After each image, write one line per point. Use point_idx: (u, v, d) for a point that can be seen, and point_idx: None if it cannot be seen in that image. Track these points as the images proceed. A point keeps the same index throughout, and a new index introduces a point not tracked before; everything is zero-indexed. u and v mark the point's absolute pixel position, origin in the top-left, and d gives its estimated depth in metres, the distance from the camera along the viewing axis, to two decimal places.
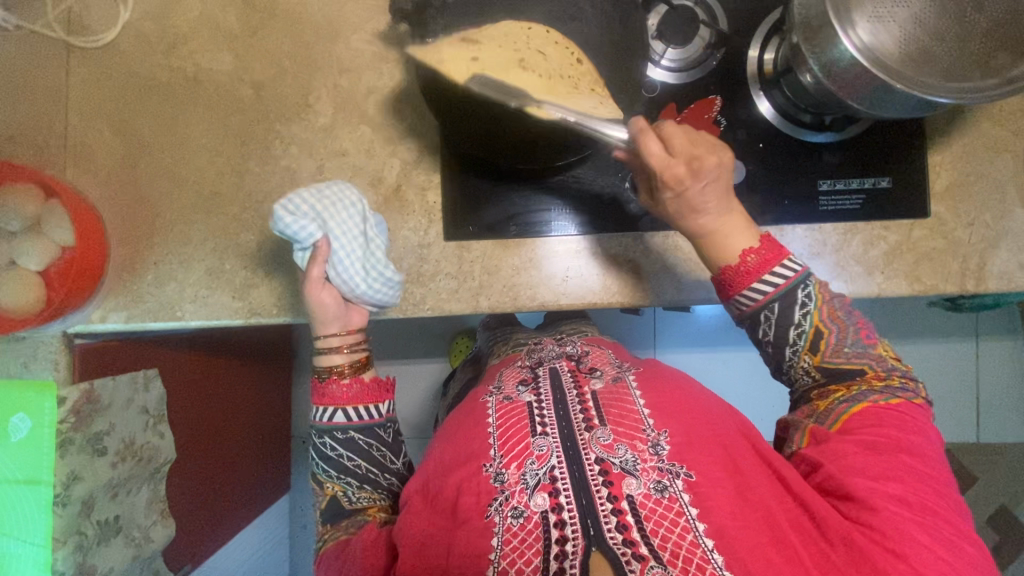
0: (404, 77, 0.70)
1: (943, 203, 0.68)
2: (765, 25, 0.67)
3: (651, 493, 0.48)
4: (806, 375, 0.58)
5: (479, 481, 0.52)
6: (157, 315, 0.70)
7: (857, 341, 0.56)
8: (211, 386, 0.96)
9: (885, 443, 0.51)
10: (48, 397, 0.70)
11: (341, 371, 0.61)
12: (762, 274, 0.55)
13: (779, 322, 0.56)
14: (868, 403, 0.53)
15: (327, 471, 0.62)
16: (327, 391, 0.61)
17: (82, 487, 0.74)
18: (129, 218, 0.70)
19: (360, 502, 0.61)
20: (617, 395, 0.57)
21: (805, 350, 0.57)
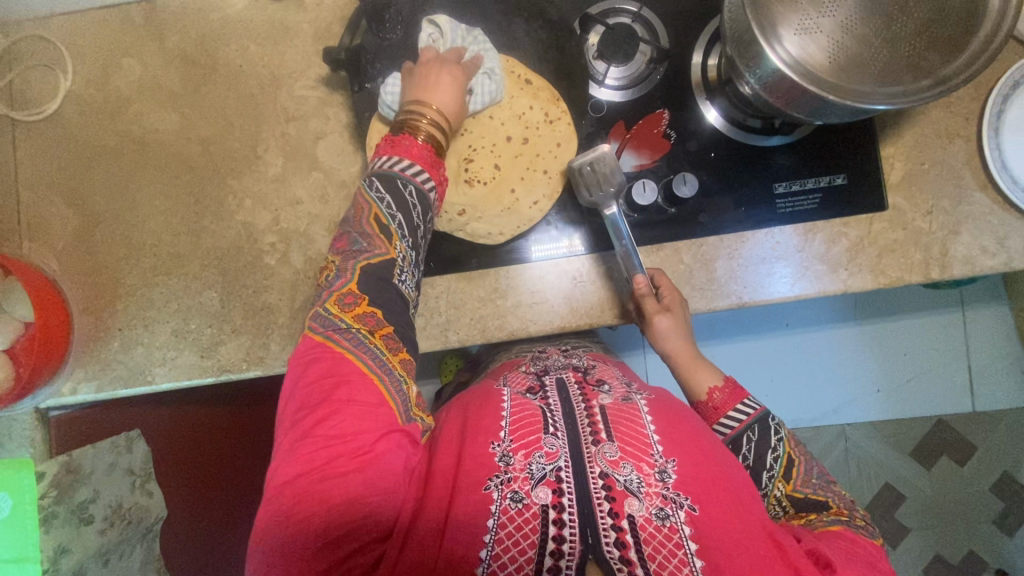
0: (351, 118, 0.69)
1: (900, 194, 0.68)
2: (705, 33, 0.68)
3: (653, 518, 0.48)
4: (778, 508, 0.59)
5: (485, 456, 0.51)
6: (127, 382, 0.70)
7: (824, 477, 0.60)
8: None
9: (863, 557, 0.51)
10: (26, 474, 0.73)
11: (417, 128, 0.60)
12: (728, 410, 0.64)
13: (757, 446, 0.61)
14: (840, 525, 0.54)
15: (392, 219, 0.58)
16: (400, 142, 0.59)
17: (72, 558, 0.77)
18: (89, 287, 0.70)
19: (406, 287, 0.59)
20: (625, 414, 0.56)
21: (778, 477, 0.60)
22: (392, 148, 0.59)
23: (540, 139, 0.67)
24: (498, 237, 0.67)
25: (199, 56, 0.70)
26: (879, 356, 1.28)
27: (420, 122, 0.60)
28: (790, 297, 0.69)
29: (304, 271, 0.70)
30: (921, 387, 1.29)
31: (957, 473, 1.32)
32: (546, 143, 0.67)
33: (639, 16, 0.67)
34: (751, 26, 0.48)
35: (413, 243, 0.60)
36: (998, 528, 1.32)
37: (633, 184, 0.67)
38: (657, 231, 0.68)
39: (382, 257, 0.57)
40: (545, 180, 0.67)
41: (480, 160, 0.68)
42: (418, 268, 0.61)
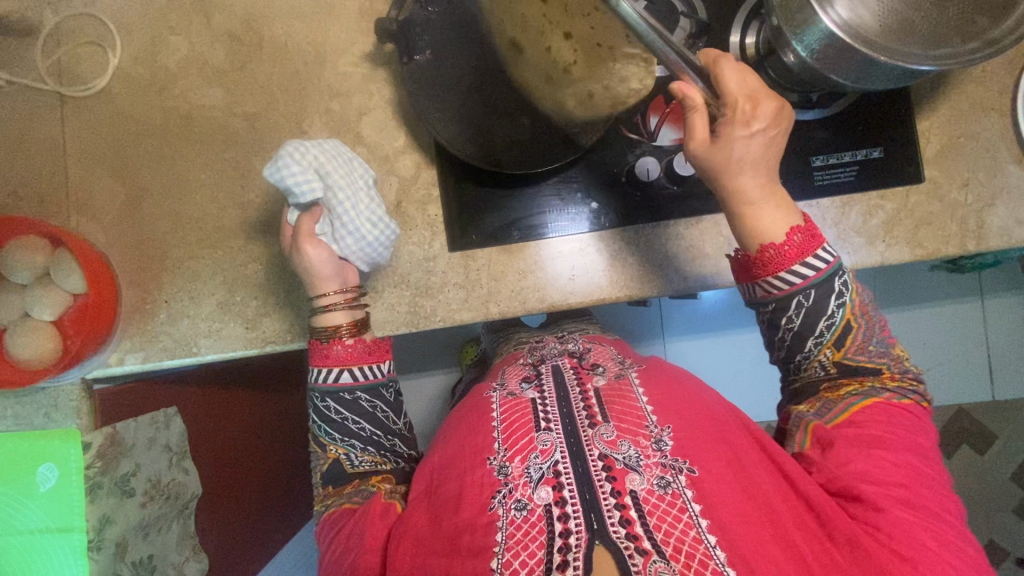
0: (395, 94, 0.71)
1: (936, 166, 0.69)
2: (744, 11, 0.69)
3: (655, 489, 0.49)
4: (821, 367, 0.59)
5: (483, 473, 0.53)
6: (173, 353, 0.71)
7: (882, 342, 0.59)
8: (229, 419, 0.94)
9: (890, 439, 0.53)
10: (73, 445, 0.71)
11: (340, 329, 0.64)
12: (790, 266, 0.56)
13: (812, 309, 0.56)
14: (877, 400, 0.56)
15: (321, 431, 0.65)
16: (330, 352, 0.63)
17: (115, 530, 0.75)
18: (136, 259, 0.71)
19: (364, 465, 0.65)
20: (619, 392, 0.59)
21: (828, 344, 0.58)
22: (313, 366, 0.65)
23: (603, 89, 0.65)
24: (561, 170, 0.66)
25: (244, 34, 0.71)
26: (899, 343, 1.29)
27: (334, 326, 0.64)
28: None
29: None
30: (940, 374, 1.30)
31: (976, 461, 1.33)
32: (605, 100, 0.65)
33: None
34: None
35: (348, 436, 0.64)
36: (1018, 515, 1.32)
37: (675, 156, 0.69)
38: (693, 204, 0.70)
39: (328, 462, 0.66)
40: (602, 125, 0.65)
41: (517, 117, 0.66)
42: (383, 441, 0.65)
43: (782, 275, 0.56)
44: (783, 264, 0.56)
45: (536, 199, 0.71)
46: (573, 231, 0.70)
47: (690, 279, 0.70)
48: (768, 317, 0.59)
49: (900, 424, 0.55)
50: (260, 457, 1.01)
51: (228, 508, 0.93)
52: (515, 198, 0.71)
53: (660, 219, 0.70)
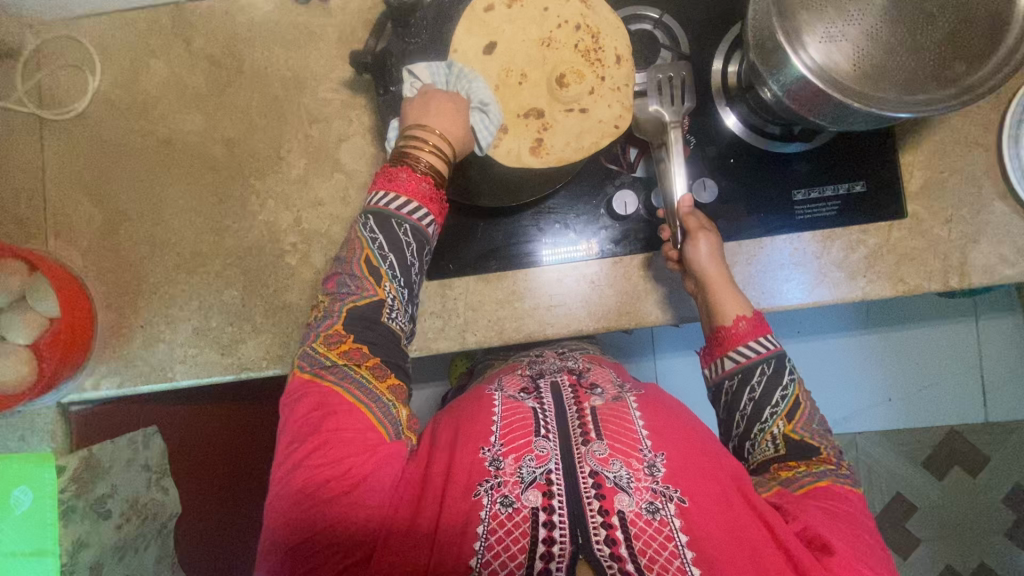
0: (374, 121, 0.70)
1: (919, 201, 0.68)
2: (726, 41, 0.69)
3: (643, 513, 0.48)
4: (772, 443, 0.58)
5: (473, 461, 0.51)
6: (148, 378, 0.71)
7: (822, 426, 0.60)
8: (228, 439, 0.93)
9: (845, 514, 0.52)
10: (48, 468, 0.72)
11: (416, 163, 0.59)
12: (748, 339, 0.60)
13: (770, 380, 0.59)
14: (829, 479, 0.55)
15: (384, 260, 0.58)
16: (396, 177, 0.59)
17: (89, 553, 0.76)
18: (113, 283, 0.71)
19: (396, 324, 0.60)
20: (616, 413, 0.56)
21: (781, 415, 0.58)
22: (378, 186, 0.61)
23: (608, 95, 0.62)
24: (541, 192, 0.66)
25: (224, 58, 0.71)
26: (892, 364, 1.27)
27: (418, 159, 0.59)
28: (808, 303, 0.69)
29: (325, 271, 0.70)
30: (932, 395, 1.28)
31: (969, 484, 1.31)
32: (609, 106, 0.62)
33: (660, 22, 0.69)
34: (776, 33, 0.49)
35: (406, 282, 0.60)
36: (1010, 539, 1.31)
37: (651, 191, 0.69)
38: None
39: (370, 299, 0.58)
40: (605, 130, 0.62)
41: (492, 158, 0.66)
42: (413, 307, 0.62)
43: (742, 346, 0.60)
44: (741, 341, 0.60)
45: (515, 229, 0.70)
46: (551, 261, 0.70)
47: (672, 310, 0.69)
48: (730, 390, 0.61)
49: (854, 504, 0.53)
50: None
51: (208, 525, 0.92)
52: (494, 227, 0.70)
53: (641, 251, 0.69)
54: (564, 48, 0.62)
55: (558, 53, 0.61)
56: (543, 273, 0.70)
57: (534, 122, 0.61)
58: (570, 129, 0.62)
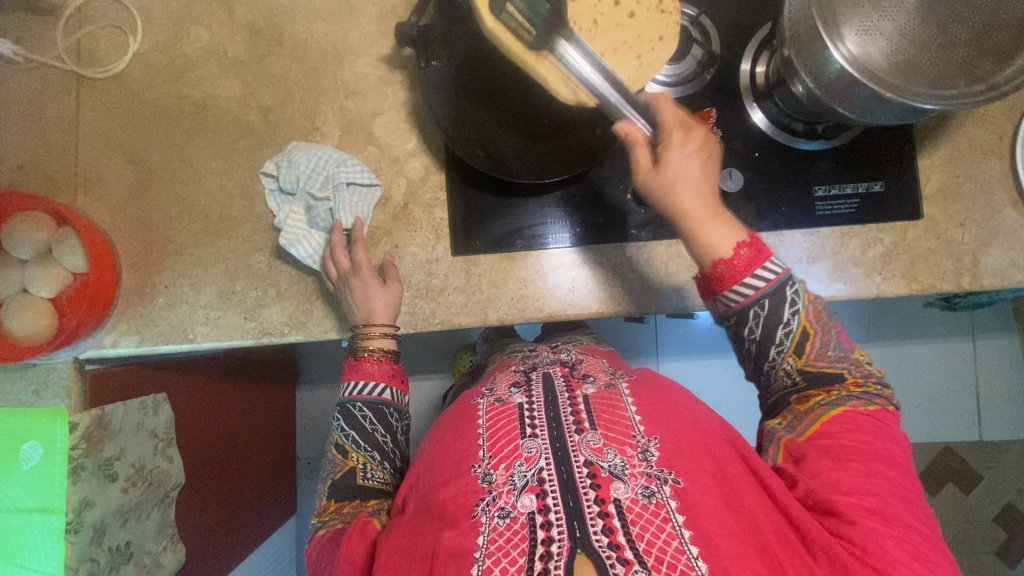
0: (409, 97, 0.72)
1: (934, 204, 0.70)
2: (756, 40, 0.71)
3: (639, 498, 0.48)
4: (788, 377, 0.57)
5: (467, 482, 0.52)
6: (168, 339, 0.71)
7: (840, 345, 0.57)
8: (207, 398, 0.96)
9: (864, 451, 0.52)
10: (60, 424, 0.70)
11: (373, 352, 0.66)
12: (736, 283, 0.54)
13: (769, 319, 0.54)
14: (846, 405, 0.54)
15: (347, 437, 0.62)
16: (360, 368, 0.65)
17: (94, 514, 0.74)
18: (140, 242, 0.71)
19: (375, 482, 0.62)
20: (608, 401, 0.58)
21: (790, 351, 0.56)
22: (345, 376, 0.66)
23: (647, 21, 0.59)
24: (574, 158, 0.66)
25: (265, 28, 0.72)
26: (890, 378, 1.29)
27: (371, 349, 0.66)
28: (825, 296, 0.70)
29: None
30: (929, 411, 1.30)
31: (962, 502, 1.32)
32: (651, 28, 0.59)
33: (696, 19, 0.71)
34: (814, 24, 0.51)
35: (375, 449, 0.63)
36: (999, 557, 1.31)
37: (717, 173, 0.71)
38: None
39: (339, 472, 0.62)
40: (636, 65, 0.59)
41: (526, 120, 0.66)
42: (394, 461, 0.64)
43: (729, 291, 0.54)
44: (737, 278, 0.54)
45: (541, 210, 0.72)
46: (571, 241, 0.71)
47: (690, 296, 0.71)
48: (730, 331, 0.57)
49: (872, 429, 0.53)
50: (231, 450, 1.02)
51: (191, 502, 0.91)
52: (519, 207, 0.72)
53: (662, 237, 0.71)
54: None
55: None
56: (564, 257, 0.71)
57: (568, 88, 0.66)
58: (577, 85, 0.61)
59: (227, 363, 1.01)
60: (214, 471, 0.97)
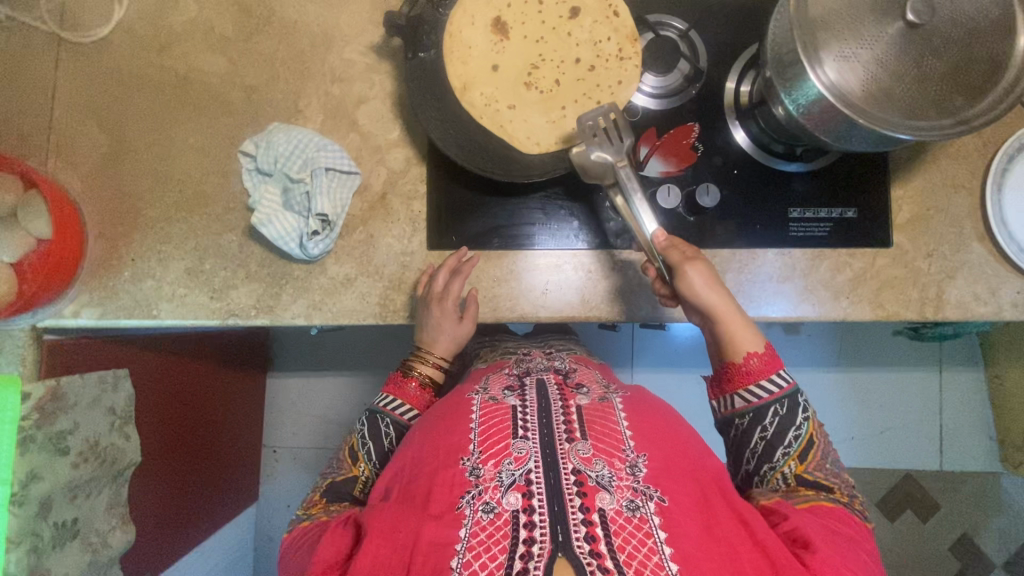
0: (396, 88, 0.72)
1: (904, 233, 0.72)
2: (742, 60, 0.72)
3: (623, 510, 0.48)
4: (781, 482, 0.59)
5: (454, 473, 0.51)
6: (131, 313, 0.70)
7: (835, 465, 0.61)
8: (170, 376, 0.95)
9: (843, 533, 0.53)
10: (12, 392, 0.67)
11: (419, 375, 0.71)
12: (759, 379, 0.59)
13: (785, 420, 0.58)
14: (835, 505, 0.56)
15: (363, 446, 0.66)
16: (404, 388, 0.70)
17: (41, 487, 0.71)
18: (109, 213, 0.70)
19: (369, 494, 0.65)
20: (601, 413, 0.58)
21: (793, 456, 0.59)
22: (386, 388, 0.71)
23: (606, 70, 0.65)
24: (535, 147, 0.64)
25: (255, 6, 0.72)
26: (857, 403, 1.32)
27: (420, 372, 0.71)
28: (792, 317, 0.71)
29: None
30: (893, 438, 1.32)
31: (920, 530, 1.33)
32: (610, 77, 0.65)
33: (686, 35, 0.71)
34: (796, 49, 0.52)
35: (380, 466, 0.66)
36: None
37: (696, 187, 0.71)
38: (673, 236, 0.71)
39: (342, 476, 0.66)
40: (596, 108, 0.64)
41: (496, 108, 0.64)
42: None
43: (750, 388, 0.59)
44: (754, 378, 0.59)
45: (520, 209, 0.72)
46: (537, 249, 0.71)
47: (661, 307, 0.71)
48: (740, 428, 0.60)
49: (853, 524, 0.54)
50: (189, 435, 1.02)
51: (148, 478, 0.91)
52: (498, 206, 0.72)
53: (637, 246, 0.71)
54: (548, 13, 0.66)
55: (577, 26, 0.65)
56: (539, 261, 0.71)
57: (538, 91, 0.65)
58: (539, 119, 0.64)
59: (194, 344, 1.00)
60: (167, 453, 0.96)
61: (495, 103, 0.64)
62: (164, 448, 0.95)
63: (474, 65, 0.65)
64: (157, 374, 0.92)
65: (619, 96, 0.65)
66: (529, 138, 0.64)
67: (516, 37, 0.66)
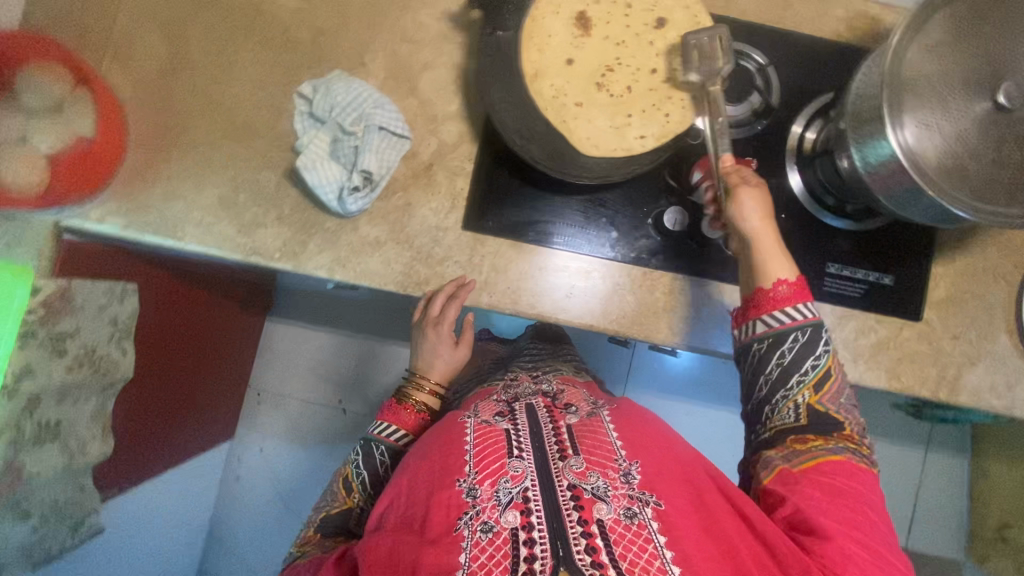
0: (464, 61, 0.71)
1: (935, 311, 0.71)
2: (812, 106, 0.71)
3: (621, 519, 0.48)
4: (793, 413, 0.59)
5: (451, 495, 0.51)
6: (156, 230, 0.69)
7: (849, 402, 0.61)
8: (177, 302, 0.95)
9: (849, 490, 0.53)
10: (22, 283, 0.65)
11: (415, 402, 0.72)
12: (786, 306, 0.59)
13: (802, 349, 0.59)
14: (844, 455, 0.56)
15: (357, 474, 0.67)
16: (396, 413, 0.71)
17: (31, 384, 0.71)
18: (155, 126, 0.69)
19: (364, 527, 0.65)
20: (591, 429, 0.57)
21: (808, 385, 0.59)
22: (380, 415, 0.72)
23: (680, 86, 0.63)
24: (593, 147, 0.62)
25: None
26: None
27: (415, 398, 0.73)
28: None
29: None
30: None
31: None
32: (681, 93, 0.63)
33: (763, 68, 0.70)
34: (881, 105, 0.51)
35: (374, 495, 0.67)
36: None
37: None
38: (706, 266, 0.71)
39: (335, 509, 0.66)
40: (662, 123, 0.62)
41: (565, 101, 0.63)
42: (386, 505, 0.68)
43: (774, 312, 0.59)
44: (782, 304, 0.59)
45: (561, 208, 0.71)
46: (569, 248, 0.70)
47: (682, 333, 0.70)
48: (757, 354, 0.61)
49: (863, 477, 0.54)
50: (178, 366, 1.01)
51: (133, 399, 0.91)
52: (540, 200, 0.71)
53: (669, 268, 0.71)
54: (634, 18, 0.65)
55: (659, 37, 0.64)
56: (569, 263, 0.70)
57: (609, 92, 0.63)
58: (604, 123, 0.62)
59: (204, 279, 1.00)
60: (155, 376, 0.95)
61: (565, 96, 0.62)
62: (154, 372, 0.95)
63: (551, 54, 0.63)
64: (165, 296, 0.92)
65: (686, 115, 0.63)
66: (591, 137, 0.62)
67: (598, 36, 0.64)
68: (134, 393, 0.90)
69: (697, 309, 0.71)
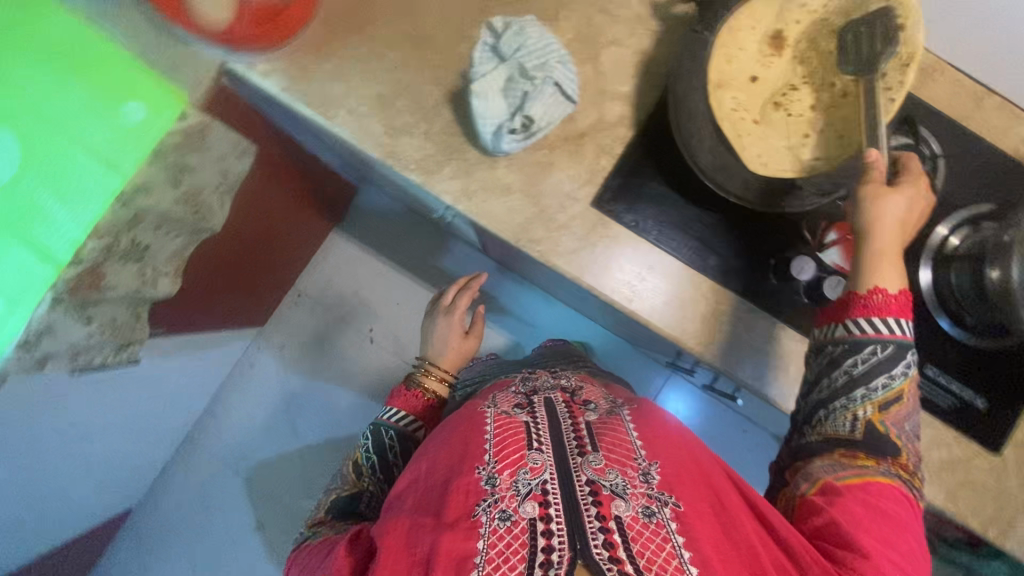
0: (651, 48, 0.71)
1: (1014, 450, 0.70)
2: (965, 212, 0.70)
3: (640, 517, 0.47)
4: (849, 423, 0.57)
5: (468, 482, 0.51)
6: (310, 102, 0.70)
7: (912, 429, 0.59)
8: (274, 181, 1.02)
9: (892, 516, 0.51)
10: (171, 110, 0.70)
11: (423, 389, 0.79)
12: (879, 315, 0.57)
13: (879, 364, 0.57)
14: (895, 480, 0.54)
15: (366, 459, 0.71)
16: (403, 397, 0.78)
17: (144, 202, 0.71)
18: (346, 7, 0.71)
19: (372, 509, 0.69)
20: (609, 426, 0.57)
21: (874, 402, 0.57)
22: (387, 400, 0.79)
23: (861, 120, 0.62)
24: (764, 163, 0.61)
25: None
26: None
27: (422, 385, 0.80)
28: None
29: None
30: None
31: None
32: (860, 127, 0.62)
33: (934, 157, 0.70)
34: None
35: (383, 478, 0.71)
36: None
37: None
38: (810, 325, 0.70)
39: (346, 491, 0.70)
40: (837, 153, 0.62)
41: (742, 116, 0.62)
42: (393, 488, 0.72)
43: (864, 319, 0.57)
44: (879, 314, 0.57)
45: (689, 219, 0.71)
46: (672, 253, 0.70)
47: (761, 380, 0.69)
48: (829, 355, 0.59)
49: (907, 507, 0.53)
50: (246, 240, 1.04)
51: (200, 261, 0.94)
52: (672, 204, 0.71)
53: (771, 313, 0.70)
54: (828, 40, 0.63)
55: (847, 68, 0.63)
56: (673, 272, 0.70)
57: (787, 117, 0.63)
58: (776, 143, 0.62)
59: (297, 169, 1.07)
60: (228, 244, 0.99)
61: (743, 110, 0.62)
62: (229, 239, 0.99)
63: (738, 65, 0.63)
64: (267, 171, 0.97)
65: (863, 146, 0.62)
66: (764, 155, 0.62)
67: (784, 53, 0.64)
68: (203, 263, 0.94)
69: (783, 362, 0.70)
